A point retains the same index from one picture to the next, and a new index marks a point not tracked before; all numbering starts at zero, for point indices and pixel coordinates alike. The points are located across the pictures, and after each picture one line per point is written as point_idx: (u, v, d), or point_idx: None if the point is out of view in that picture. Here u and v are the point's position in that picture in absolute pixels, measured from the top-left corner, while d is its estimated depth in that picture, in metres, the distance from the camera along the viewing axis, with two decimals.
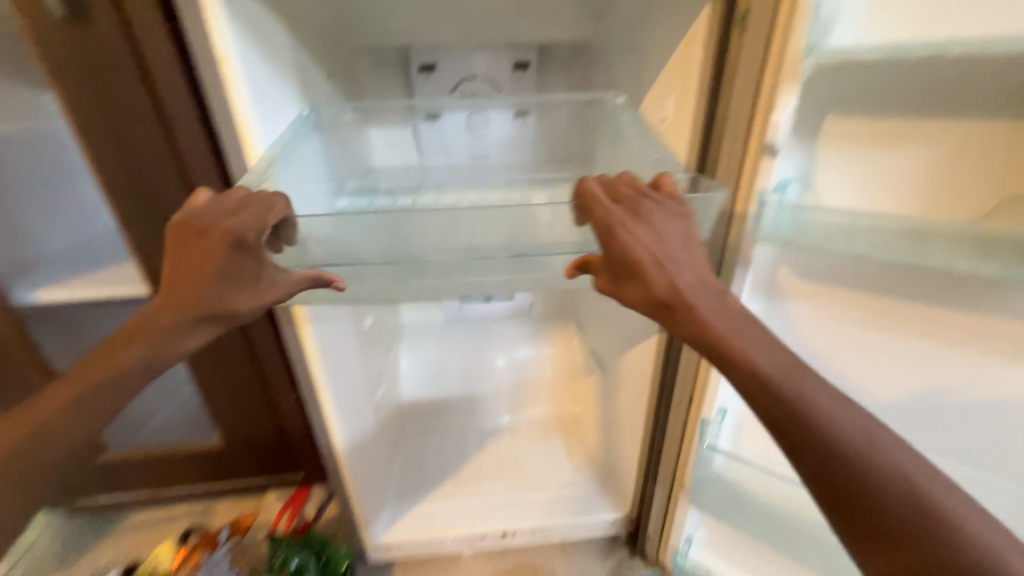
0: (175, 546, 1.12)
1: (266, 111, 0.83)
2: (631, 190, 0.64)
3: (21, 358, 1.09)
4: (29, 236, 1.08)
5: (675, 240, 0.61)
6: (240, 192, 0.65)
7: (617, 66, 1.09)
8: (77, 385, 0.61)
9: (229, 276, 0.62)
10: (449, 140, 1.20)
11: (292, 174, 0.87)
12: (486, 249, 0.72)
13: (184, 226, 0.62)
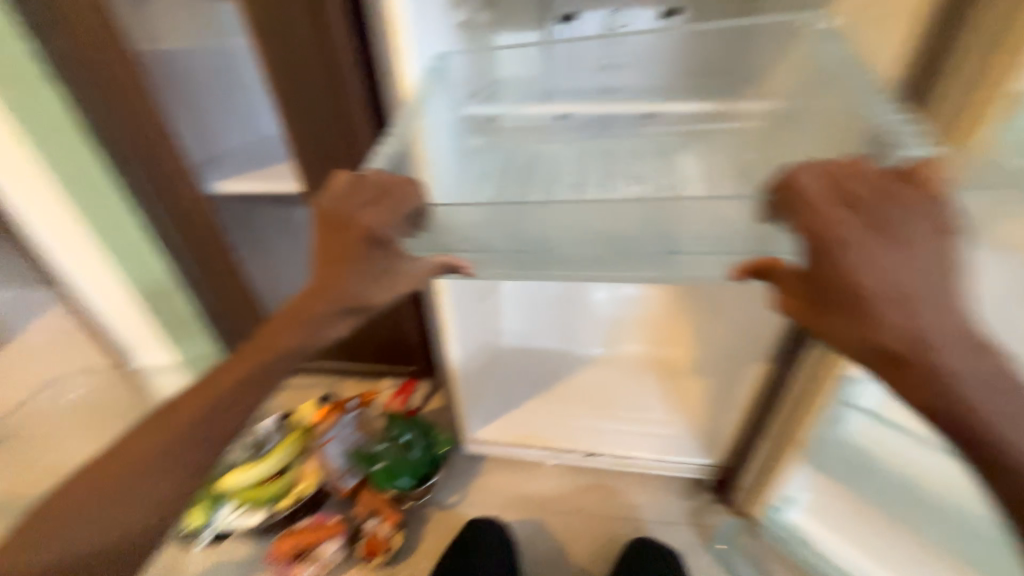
0: (316, 405, 1.37)
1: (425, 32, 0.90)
2: (864, 192, 0.52)
3: (207, 237, 1.31)
4: (213, 135, 1.26)
5: (925, 265, 0.49)
6: (379, 170, 0.65)
7: None
8: (246, 366, 0.68)
9: (370, 269, 0.64)
10: (583, 46, 1.05)
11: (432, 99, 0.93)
12: (625, 242, 0.65)
13: (330, 216, 0.64)
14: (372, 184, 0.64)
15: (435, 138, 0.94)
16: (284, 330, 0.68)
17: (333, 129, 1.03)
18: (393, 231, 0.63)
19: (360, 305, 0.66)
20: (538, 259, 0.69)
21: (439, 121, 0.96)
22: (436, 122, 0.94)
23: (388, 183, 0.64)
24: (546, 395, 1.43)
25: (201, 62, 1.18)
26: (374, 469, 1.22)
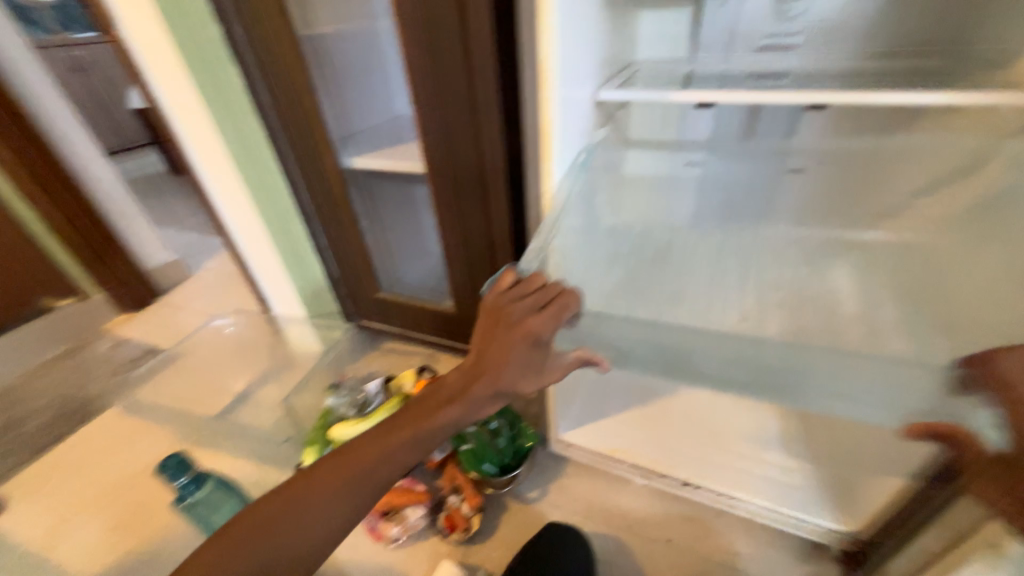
0: (415, 375, 1.45)
1: (570, 59, 0.78)
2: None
3: (337, 211, 1.41)
4: (354, 113, 1.36)
5: None
6: (542, 276, 0.74)
7: None
8: (392, 440, 0.69)
9: (527, 364, 0.70)
10: (741, 25, 1.02)
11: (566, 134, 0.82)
12: (772, 368, 0.68)
13: (498, 314, 0.72)
14: (536, 292, 0.72)
15: (569, 200, 0.90)
16: (437, 411, 0.70)
17: (460, 102, 0.96)
18: (549, 337, 0.69)
19: (505, 392, 0.71)
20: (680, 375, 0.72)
21: (567, 160, 0.87)
22: (562, 168, 0.86)
23: (551, 292, 0.72)
24: (641, 410, 1.34)
25: (353, 41, 1.27)
26: (462, 449, 1.24)
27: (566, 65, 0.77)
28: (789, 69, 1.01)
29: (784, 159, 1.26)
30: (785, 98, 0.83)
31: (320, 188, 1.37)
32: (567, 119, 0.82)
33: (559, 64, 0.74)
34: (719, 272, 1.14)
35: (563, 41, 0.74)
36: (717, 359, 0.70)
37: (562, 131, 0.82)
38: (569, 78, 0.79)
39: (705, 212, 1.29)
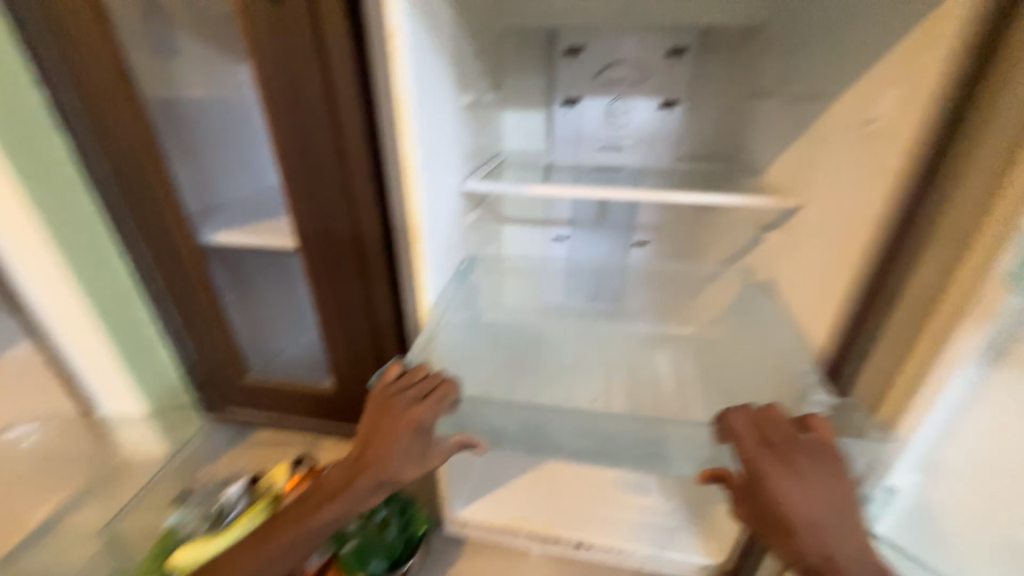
0: (289, 469, 1.26)
1: (434, 147, 0.79)
2: (780, 433, 0.67)
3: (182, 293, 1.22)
4: (213, 184, 1.26)
5: (821, 494, 0.62)
6: (425, 365, 0.82)
7: (806, 52, 0.86)
8: (289, 530, 0.75)
9: (410, 452, 0.76)
10: (582, 128, 1.22)
11: (434, 228, 0.85)
12: (612, 436, 0.83)
13: (384, 405, 0.79)
14: (418, 381, 0.80)
15: (439, 294, 0.94)
16: (327, 502, 0.76)
17: (328, 174, 0.82)
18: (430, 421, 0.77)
19: (389, 482, 0.75)
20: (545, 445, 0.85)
21: (439, 250, 0.88)
22: (433, 258, 0.87)
23: (435, 380, 0.80)
24: (533, 475, 1.35)
25: (212, 112, 1.20)
26: (344, 550, 1.09)
27: (431, 164, 0.78)
28: (623, 164, 1.25)
29: (630, 232, 1.36)
30: (628, 195, 0.98)
31: (164, 265, 1.18)
32: (435, 211, 0.83)
33: (423, 165, 0.76)
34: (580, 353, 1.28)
35: (426, 145, 0.75)
36: (569, 430, 0.84)
37: (430, 226, 0.83)
38: (435, 174, 0.80)
39: (573, 292, 1.40)
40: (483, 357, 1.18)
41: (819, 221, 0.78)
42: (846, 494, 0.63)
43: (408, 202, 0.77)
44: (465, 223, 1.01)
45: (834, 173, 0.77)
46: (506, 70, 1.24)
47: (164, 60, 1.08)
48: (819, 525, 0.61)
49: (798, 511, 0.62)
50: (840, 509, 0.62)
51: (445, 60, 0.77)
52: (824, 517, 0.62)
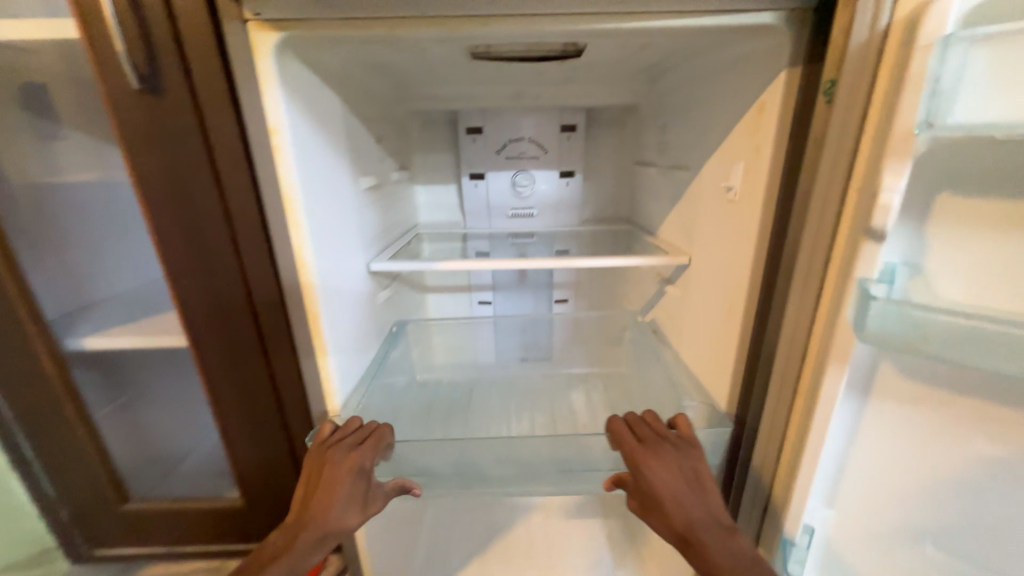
0: None
1: (327, 215, 0.75)
2: (650, 430, 0.73)
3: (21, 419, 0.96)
4: (89, 279, 1.11)
5: (683, 474, 0.67)
6: (357, 417, 0.79)
7: (673, 129, 0.98)
8: None
9: (352, 499, 0.71)
10: (491, 198, 1.27)
11: (337, 314, 0.80)
12: (536, 459, 0.90)
13: (318, 457, 0.72)
14: (354, 429, 0.78)
15: (350, 381, 0.88)
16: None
17: (226, 272, 0.67)
18: (371, 465, 0.74)
19: (333, 535, 0.68)
20: (472, 475, 0.94)
21: (343, 336, 0.83)
22: (338, 346, 0.82)
23: (370, 426, 0.79)
24: (481, 560, 1.23)
25: (86, 198, 1.10)
26: None
27: (326, 250, 0.75)
28: (535, 230, 1.30)
29: (551, 291, 1.44)
30: (549, 264, 0.94)
31: (4, 383, 0.92)
32: (335, 297, 0.79)
33: (317, 253, 0.73)
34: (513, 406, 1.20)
35: (318, 233, 0.73)
36: (494, 458, 0.90)
37: (331, 313, 0.78)
38: (332, 260, 0.77)
39: (505, 348, 1.38)
40: (415, 416, 1.10)
41: (710, 271, 0.82)
42: (706, 474, 0.67)
43: (304, 292, 0.73)
44: (376, 303, 0.97)
45: (706, 233, 0.83)
46: (413, 149, 1.29)
47: (41, 145, 0.96)
48: (683, 502, 0.64)
49: (664, 490, 0.66)
50: (701, 487, 0.66)
51: (335, 149, 0.77)
52: (687, 495, 0.65)
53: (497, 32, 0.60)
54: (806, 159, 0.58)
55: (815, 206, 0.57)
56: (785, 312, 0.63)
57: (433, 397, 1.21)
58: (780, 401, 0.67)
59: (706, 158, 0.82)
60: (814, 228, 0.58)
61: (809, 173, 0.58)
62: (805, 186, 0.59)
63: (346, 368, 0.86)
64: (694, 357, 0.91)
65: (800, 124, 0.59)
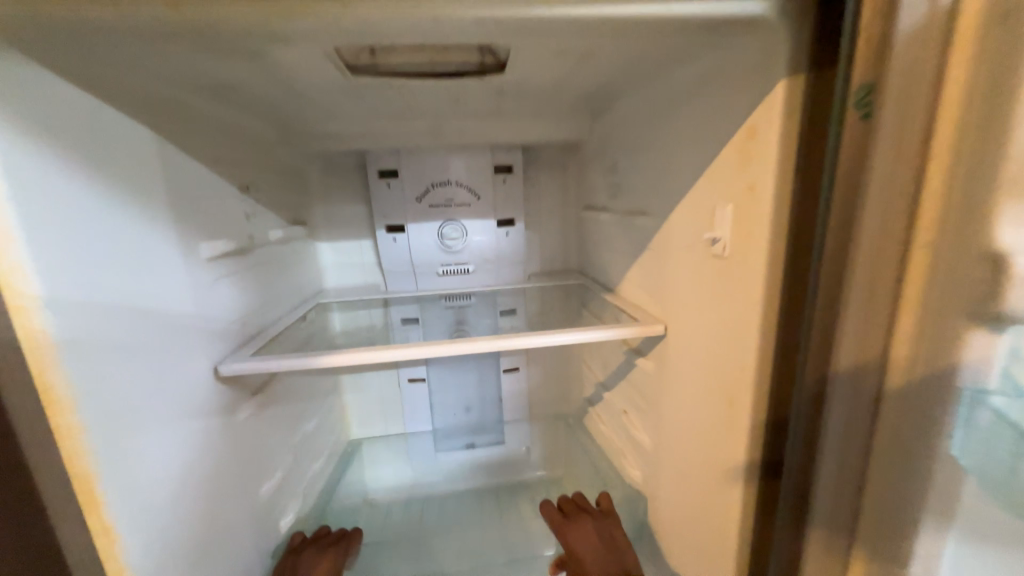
0: None
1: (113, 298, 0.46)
2: (574, 506, 0.81)
3: None
4: None
5: (598, 538, 0.72)
6: (327, 528, 0.84)
7: (625, 168, 0.81)
8: None
9: None
10: (415, 254, 1.03)
11: (144, 467, 0.49)
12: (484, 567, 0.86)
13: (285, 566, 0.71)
14: (323, 537, 0.82)
15: (193, 563, 0.55)
16: None
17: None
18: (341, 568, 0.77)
19: None
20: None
21: (164, 497, 0.51)
22: (153, 517, 0.49)
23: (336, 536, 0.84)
24: None
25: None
26: None
27: (107, 366, 0.45)
28: (471, 289, 1.06)
29: (498, 360, 1.19)
30: (484, 345, 0.70)
31: None
32: (137, 438, 0.48)
33: (82, 375, 0.42)
34: (475, 510, 1.07)
35: (83, 341, 0.42)
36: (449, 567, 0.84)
37: (127, 469, 0.46)
38: (123, 378, 0.47)
39: (449, 440, 1.24)
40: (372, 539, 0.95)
41: (691, 347, 0.63)
42: (620, 535, 0.72)
43: (63, 448, 0.40)
44: (237, 420, 0.67)
45: (687, 297, 0.63)
46: (312, 198, 1.03)
47: None
48: (597, 555, 0.69)
49: (582, 549, 0.71)
50: (616, 545, 0.70)
51: (129, 205, 0.50)
52: (601, 554, 0.69)
53: (360, 20, 0.38)
54: (831, 201, 0.38)
55: (861, 271, 0.38)
56: (823, 425, 0.42)
57: (385, 517, 1.05)
58: (831, 554, 0.45)
59: (676, 200, 0.64)
60: (862, 303, 0.39)
61: (839, 220, 0.38)
62: (836, 238, 0.39)
63: (177, 547, 0.52)
64: (684, 460, 0.69)
65: (812, 154, 0.41)
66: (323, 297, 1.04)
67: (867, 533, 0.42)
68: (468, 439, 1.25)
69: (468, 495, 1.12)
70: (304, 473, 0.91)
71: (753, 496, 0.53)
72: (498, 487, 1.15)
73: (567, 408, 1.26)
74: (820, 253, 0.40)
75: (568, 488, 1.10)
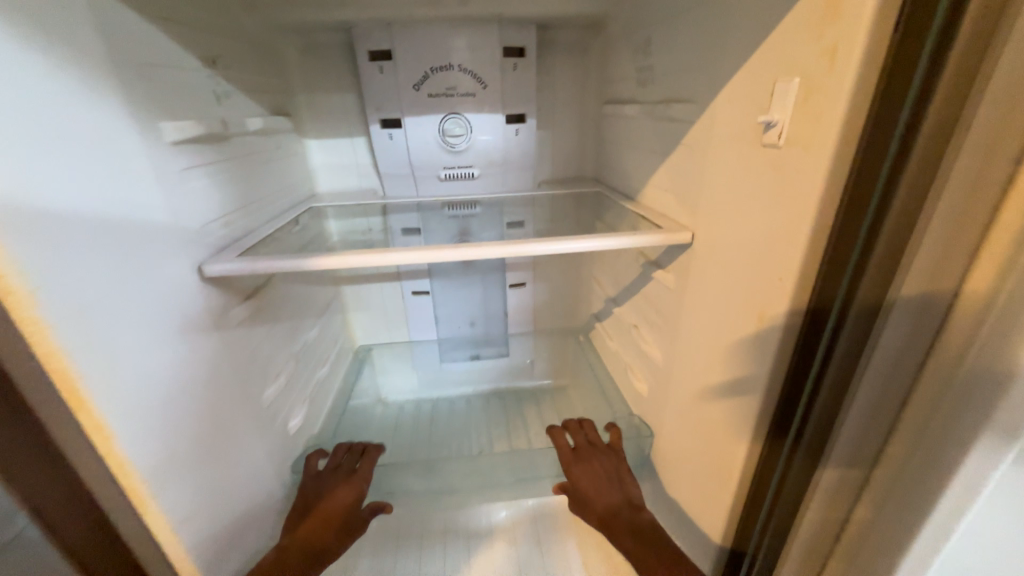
0: None
1: (68, 175, 0.40)
2: (585, 438, 0.83)
3: None
4: None
5: (602, 473, 0.75)
6: (344, 443, 0.84)
7: (659, 47, 0.69)
8: None
9: (344, 522, 0.71)
10: (414, 153, 0.93)
11: (132, 364, 0.46)
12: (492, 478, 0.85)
13: (309, 490, 0.75)
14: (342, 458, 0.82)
15: (197, 459, 0.55)
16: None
17: None
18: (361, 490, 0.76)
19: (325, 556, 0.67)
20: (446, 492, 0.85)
21: (159, 397, 0.49)
22: (148, 416, 0.48)
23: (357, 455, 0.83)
24: None
25: None
26: None
27: (66, 257, 0.39)
28: (476, 197, 0.96)
29: (504, 274, 1.15)
30: (489, 251, 0.64)
31: None
32: (118, 338, 0.44)
33: (36, 263, 0.37)
34: (484, 420, 1.11)
35: (30, 224, 0.36)
36: (458, 473, 0.85)
37: (109, 368, 0.43)
38: (90, 270, 0.42)
39: (453, 353, 1.24)
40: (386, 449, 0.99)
41: (722, 255, 0.57)
42: (625, 472, 0.76)
43: (28, 342, 0.37)
44: (230, 325, 0.63)
45: (726, 200, 0.55)
46: (294, 86, 0.91)
47: None
48: (603, 488, 0.73)
49: (588, 483, 0.74)
50: (620, 481, 0.74)
51: (64, 64, 0.40)
52: (605, 486, 0.73)
53: None
54: (938, 82, 0.33)
55: (963, 168, 0.34)
56: (880, 329, 0.41)
57: (396, 425, 1.08)
58: (858, 460, 0.46)
59: (724, 81, 0.54)
60: (956, 207, 0.35)
61: (942, 105, 0.33)
62: (933, 130, 0.34)
63: (178, 444, 0.52)
64: (698, 374, 0.66)
65: (917, 16, 0.33)
66: (315, 202, 0.95)
67: (904, 440, 0.41)
68: (473, 353, 1.25)
69: (476, 408, 1.15)
70: (308, 379, 0.91)
71: (774, 407, 0.53)
72: (504, 399, 1.19)
73: (573, 322, 1.25)
74: (908, 148, 0.36)
75: (574, 404, 1.12)
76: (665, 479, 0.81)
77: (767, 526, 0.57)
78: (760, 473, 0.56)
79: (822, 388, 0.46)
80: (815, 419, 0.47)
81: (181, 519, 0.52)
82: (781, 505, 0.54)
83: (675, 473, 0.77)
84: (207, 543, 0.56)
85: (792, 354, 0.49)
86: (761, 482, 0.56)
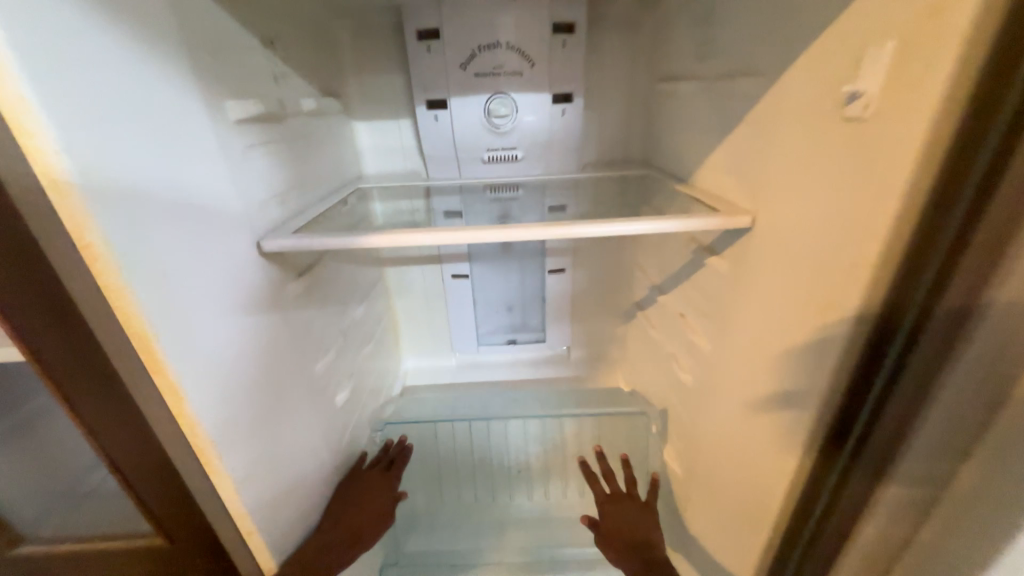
0: None
1: (147, 150, 0.42)
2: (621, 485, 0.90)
3: None
4: None
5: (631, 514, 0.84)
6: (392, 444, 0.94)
7: (724, 17, 0.64)
8: None
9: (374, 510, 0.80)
10: (459, 134, 0.93)
11: (203, 330, 0.49)
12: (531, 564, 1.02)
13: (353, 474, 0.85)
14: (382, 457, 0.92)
15: (256, 428, 0.58)
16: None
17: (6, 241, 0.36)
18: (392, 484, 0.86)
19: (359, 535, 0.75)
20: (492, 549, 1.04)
21: (223, 364, 0.52)
22: (216, 382, 0.51)
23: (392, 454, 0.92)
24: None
25: None
26: None
27: (146, 228, 0.42)
28: (519, 180, 0.95)
29: (543, 259, 1.13)
30: (535, 232, 0.63)
31: None
32: (190, 307, 0.47)
33: (120, 233, 0.39)
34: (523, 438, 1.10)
35: (114, 195, 0.39)
36: None
37: (183, 335, 0.46)
38: (166, 240, 0.44)
39: (489, 338, 1.24)
40: (427, 470, 1.08)
41: (785, 240, 0.54)
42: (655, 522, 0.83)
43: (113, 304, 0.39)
44: (286, 299, 0.66)
45: (797, 179, 0.51)
46: (345, 68, 0.92)
47: None
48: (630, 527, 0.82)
49: (613, 520, 0.84)
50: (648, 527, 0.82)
51: (142, 43, 0.42)
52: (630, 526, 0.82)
53: None
54: None
55: None
56: (979, 320, 0.36)
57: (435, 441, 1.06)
58: (938, 457, 0.42)
59: (800, 50, 0.50)
60: None
61: None
62: None
63: (240, 406, 0.55)
64: (753, 365, 0.63)
65: None
66: (362, 183, 0.97)
67: (992, 450, 0.38)
68: (510, 338, 1.24)
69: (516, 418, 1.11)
70: (354, 357, 0.95)
71: (843, 390, 0.48)
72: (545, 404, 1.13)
73: (613, 310, 1.22)
74: None
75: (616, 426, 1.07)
76: (709, 472, 0.79)
77: (823, 514, 0.53)
78: (821, 464, 0.52)
79: (902, 374, 0.42)
80: (883, 423, 0.44)
81: (240, 482, 0.55)
82: (842, 494, 0.50)
83: (720, 467, 0.75)
84: (264, 503, 0.60)
85: (861, 353, 0.45)
86: (816, 482, 0.53)
